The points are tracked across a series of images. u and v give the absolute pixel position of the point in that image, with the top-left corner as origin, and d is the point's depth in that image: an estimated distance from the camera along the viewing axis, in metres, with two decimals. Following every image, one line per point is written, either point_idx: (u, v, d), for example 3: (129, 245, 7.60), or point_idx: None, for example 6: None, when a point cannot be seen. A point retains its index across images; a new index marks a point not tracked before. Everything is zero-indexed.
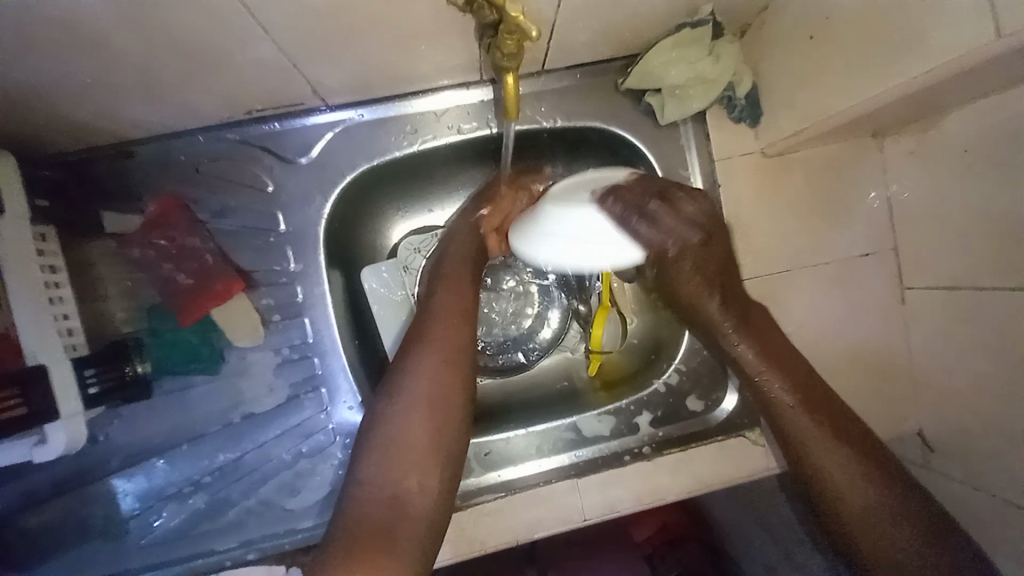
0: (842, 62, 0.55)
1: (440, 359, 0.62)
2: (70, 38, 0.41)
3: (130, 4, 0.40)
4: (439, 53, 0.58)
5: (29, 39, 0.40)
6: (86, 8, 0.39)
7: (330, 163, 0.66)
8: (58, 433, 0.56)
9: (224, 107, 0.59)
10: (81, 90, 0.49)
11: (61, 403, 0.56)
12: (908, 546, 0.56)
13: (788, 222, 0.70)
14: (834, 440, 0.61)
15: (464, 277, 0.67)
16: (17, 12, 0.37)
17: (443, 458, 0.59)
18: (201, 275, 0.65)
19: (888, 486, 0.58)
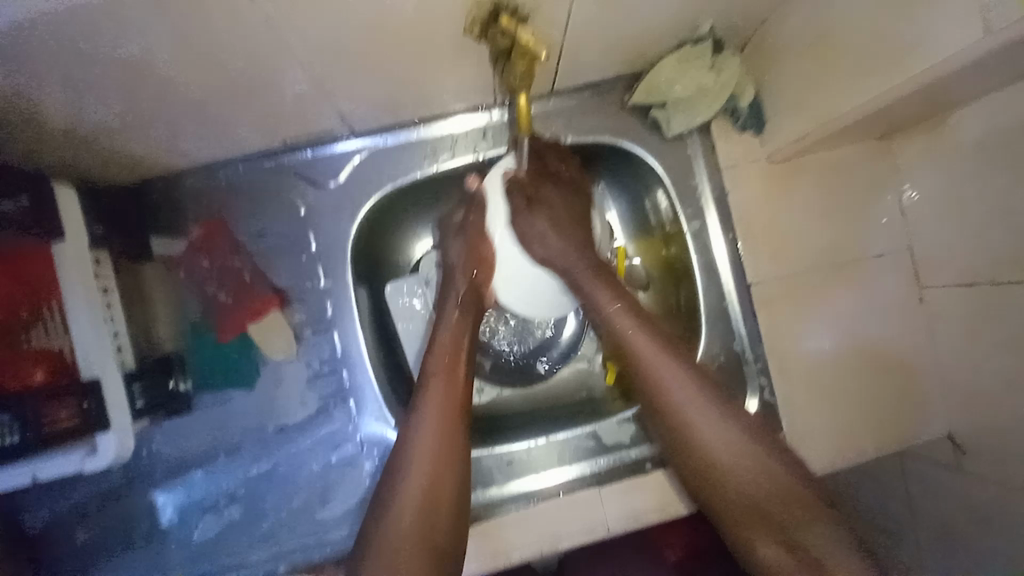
0: (840, 69, 0.58)
1: (431, 452, 0.62)
2: (136, 76, 0.47)
3: (194, 45, 0.45)
4: (457, 79, 0.62)
5: (100, 78, 0.46)
6: (158, 50, 0.45)
7: (357, 185, 0.71)
8: (109, 443, 0.59)
9: (263, 138, 0.65)
10: (140, 124, 0.55)
11: (111, 412, 0.59)
12: (795, 532, 0.57)
13: (802, 226, 0.71)
14: (714, 432, 0.63)
15: (454, 360, 0.67)
16: (97, 54, 0.43)
17: (447, 506, 0.60)
18: (239, 293, 0.70)
19: (775, 476, 0.60)
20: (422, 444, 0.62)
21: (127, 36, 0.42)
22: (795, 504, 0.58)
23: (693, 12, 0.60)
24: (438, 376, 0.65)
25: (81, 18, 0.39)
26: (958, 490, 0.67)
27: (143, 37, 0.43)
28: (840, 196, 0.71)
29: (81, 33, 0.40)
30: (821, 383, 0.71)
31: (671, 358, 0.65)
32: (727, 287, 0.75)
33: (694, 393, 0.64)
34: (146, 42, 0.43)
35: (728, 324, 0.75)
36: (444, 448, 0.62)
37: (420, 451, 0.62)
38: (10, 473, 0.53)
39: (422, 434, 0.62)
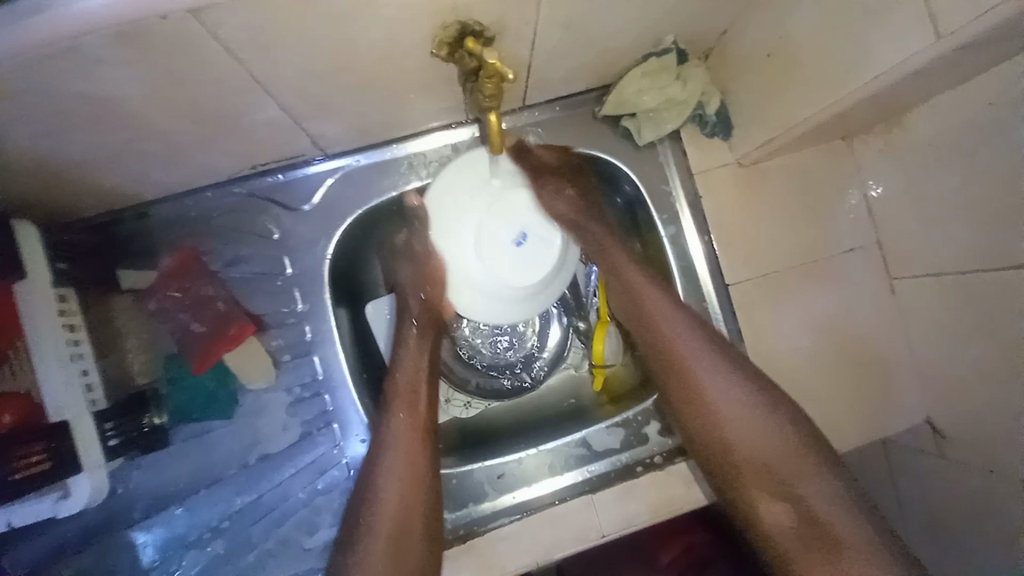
0: (799, 77, 0.60)
1: (399, 478, 0.66)
2: (99, 110, 0.47)
3: (155, 78, 0.45)
4: (428, 99, 0.62)
5: (62, 113, 0.45)
6: (118, 85, 0.44)
7: (332, 207, 0.70)
8: (83, 483, 0.58)
9: (232, 165, 0.63)
10: (105, 159, 0.54)
11: (84, 455, 0.58)
12: (802, 494, 0.66)
13: (774, 226, 0.73)
14: (730, 413, 0.69)
15: (416, 387, 0.70)
16: (58, 88, 0.42)
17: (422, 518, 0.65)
18: (214, 322, 0.67)
19: (784, 450, 0.67)
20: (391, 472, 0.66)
21: (85, 72, 0.42)
22: (799, 472, 0.66)
23: (653, 26, 0.61)
24: (402, 405, 0.68)
25: (37, 58, 0.39)
26: (942, 476, 0.69)
27: (101, 72, 0.42)
28: (809, 197, 0.73)
29: (37, 71, 0.40)
30: (803, 380, 0.72)
31: (691, 343, 0.72)
32: (705, 290, 0.76)
33: (713, 380, 0.70)
34: (105, 76, 0.43)
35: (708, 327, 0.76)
36: (411, 474, 0.66)
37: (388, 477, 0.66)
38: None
39: (388, 461, 0.66)
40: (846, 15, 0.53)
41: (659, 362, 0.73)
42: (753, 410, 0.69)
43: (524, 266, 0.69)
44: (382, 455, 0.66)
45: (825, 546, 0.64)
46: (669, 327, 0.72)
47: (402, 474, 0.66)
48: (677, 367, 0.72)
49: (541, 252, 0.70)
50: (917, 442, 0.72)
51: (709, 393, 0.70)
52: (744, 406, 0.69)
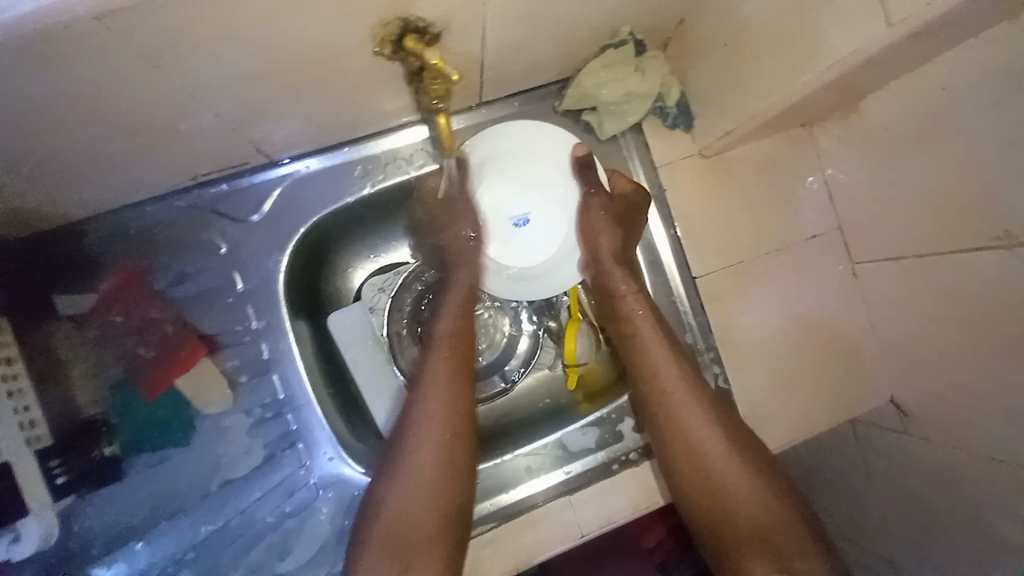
0: (756, 66, 0.59)
1: (435, 434, 0.63)
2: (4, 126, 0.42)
3: (66, 92, 0.41)
4: (378, 98, 0.59)
5: None
6: (22, 100, 0.40)
7: (282, 216, 0.67)
8: (31, 527, 0.57)
9: (169, 177, 0.59)
10: (21, 178, 0.50)
11: (28, 496, 0.56)
12: (794, 555, 0.62)
13: (739, 216, 0.72)
14: (728, 461, 0.66)
15: (460, 352, 0.68)
16: None
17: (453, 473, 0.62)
18: (165, 346, 0.65)
19: (776, 503, 0.65)
20: (432, 433, 0.63)
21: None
22: (790, 532, 0.64)
23: (607, 18, 0.59)
24: (447, 365, 0.66)
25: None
26: (908, 451, 0.71)
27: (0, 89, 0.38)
28: (772, 185, 0.72)
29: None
30: (773, 367, 0.73)
31: (690, 384, 0.69)
32: (672, 283, 0.76)
33: (712, 425, 0.67)
34: (8, 92, 0.39)
35: (678, 319, 0.76)
36: (452, 438, 0.64)
37: (428, 443, 0.63)
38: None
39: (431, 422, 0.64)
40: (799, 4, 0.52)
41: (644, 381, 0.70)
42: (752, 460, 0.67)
43: (512, 246, 0.70)
44: (424, 414, 0.64)
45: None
46: (669, 369, 0.69)
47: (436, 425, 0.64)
48: (673, 407, 0.68)
49: (533, 243, 0.70)
50: (883, 420, 0.74)
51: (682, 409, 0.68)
52: (744, 452, 0.66)
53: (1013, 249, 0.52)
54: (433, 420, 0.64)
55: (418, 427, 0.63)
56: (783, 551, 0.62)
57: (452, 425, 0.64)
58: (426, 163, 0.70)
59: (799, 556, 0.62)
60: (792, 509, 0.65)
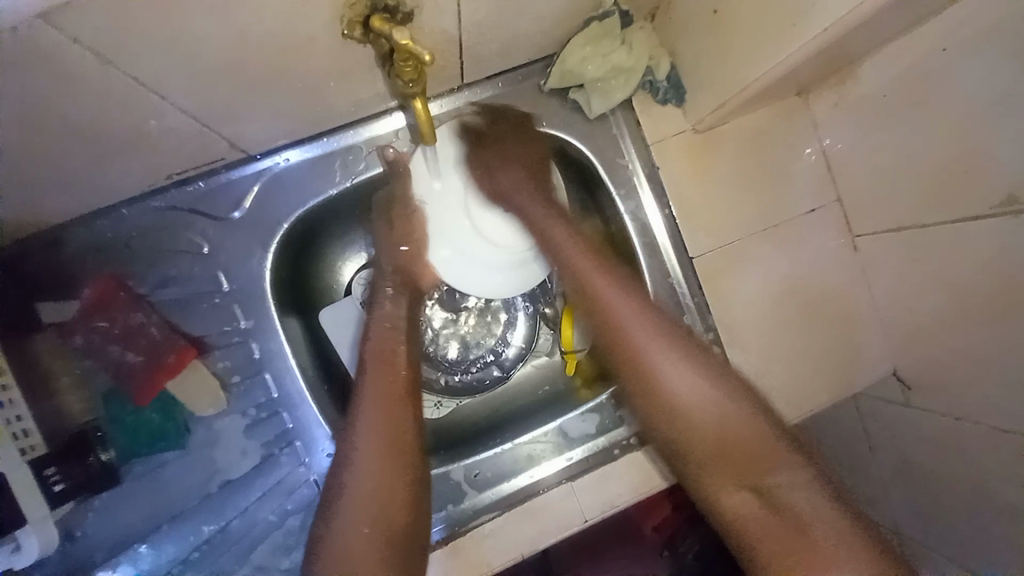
0: (746, 33, 0.56)
1: (375, 457, 0.60)
2: None
3: (13, 94, 0.39)
4: (352, 86, 0.57)
5: None
6: None
7: (264, 213, 0.65)
8: (31, 539, 0.56)
9: (141, 179, 0.58)
10: None
11: (27, 508, 0.56)
12: (766, 477, 0.61)
13: (732, 192, 0.70)
14: (690, 395, 0.64)
15: (399, 383, 0.64)
16: None
17: (403, 498, 0.60)
18: (151, 351, 0.63)
19: (747, 427, 0.63)
20: (372, 463, 0.60)
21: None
22: (764, 457, 0.62)
23: None
24: (383, 392, 0.63)
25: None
26: (911, 424, 0.70)
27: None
28: (766, 159, 0.70)
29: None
30: (773, 344, 0.71)
31: (648, 328, 0.67)
32: (668, 264, 0.74)
33: (676, 365, 0.65)
34: None
35: (676, 301, 0.75)
36: (397, 465, 0.61)
37: (366, 474, 0.60)
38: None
39: (370, 457, 0.60)
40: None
41: (605, 329, 0.68)
42: (714, 389, 0.64)
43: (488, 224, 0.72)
44: (362, 443, 0.61)
45: (800, 548, 0.58)
46: (628, 314, 0.67)
47: (378, 447, 0.61)
48: (636, 352, 0.66)
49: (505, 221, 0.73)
50: (887, 392, 0.73)
51: (647, 350, 0.66)
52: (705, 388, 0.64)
53: (1018, 216, 0.50)
54: (371, 455, 0.60)
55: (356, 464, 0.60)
56: (754, 475, 0.62)
57: (394, 458, 0.61)
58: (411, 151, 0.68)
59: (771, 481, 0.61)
60: (766, 429, 0.63)
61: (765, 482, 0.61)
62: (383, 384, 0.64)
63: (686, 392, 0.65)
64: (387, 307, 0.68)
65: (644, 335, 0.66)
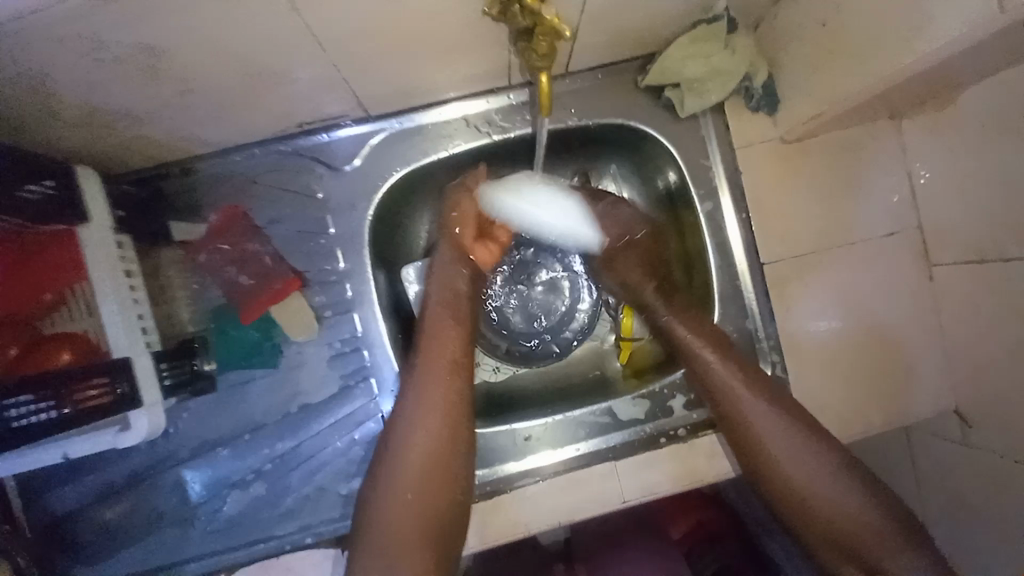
0: (853, 47, 0.58)
1: (424, 432, 0.65)
2: (151, 67, 0.48)
3: (206, 31, 0.45)
4: (472, 61, 0.63)
5: (116, 69, 0.47)
6: (167, 39, 0.45)
7: (372, 169, 0.72)
8: (140, 420, 0.61)
9: (278, 122, 0.65)
10: (148, 113, 0.56)
11: (144, 391, 0.61)
12: (866, 549, 0.62)
13: (810, 205, 0.72)
14: (787, 460, 0.66)
15: (450, 366, 0.68)
16: (106, 45, 0.44)
17: (444, 471, 0.64)
18: (262, 276, 0.70)
19: (851, 499, 0.64)
20: (415, 438, 0.65)
21: (144, 20, 0.42)
22: (870, 533, 0.62)
23: None
24: (435, 373, 0.67)
25: (97, 4, 0.39)
26: (966, 464, 0.69)
27: (155, 26, 0.43)
28: (848, 176, 0.72)
29: (99, 17, 0.40)
30: (830, 359, 0.73)
31: (753, 392, 0.68)
32: (740, 267, 0.76)
33: (782, 432, 0.67)
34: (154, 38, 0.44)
35: (740, 303, 0.76)
36: (440, 441, 0.65)
37: (413, 445, 0.65)
38: (45, 454, 0.56)
39: (421, 434, 0.65)
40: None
41: (705, 390, 0.71)
42: (814, 455, 0.65)
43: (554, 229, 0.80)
44: (411, 420, 0.66)
45: None
46: (730, 378, 0.69)
47: (426, 424, 0.65)
48: (739, 416, 0.68)
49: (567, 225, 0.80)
50: (944, 425, 0.72)
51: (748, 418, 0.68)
52: (811, 457, 0.65)
53: None
54: (425, 432, 0.65)
55: (406, 434, 0.65)
56: (861, 550, 0.63)
57: (440, 434, 0.65)
58: (521, 125, 0.74)
59: (876, 553, 0.62)
60: (874, 505, 0.63)
61: (873, 557, 0.62)
62: (440, 368, 0.68)
63: (789, 463, 0.66)
64: (442, 291, 0.72)
65: (747, 400, 0.68)
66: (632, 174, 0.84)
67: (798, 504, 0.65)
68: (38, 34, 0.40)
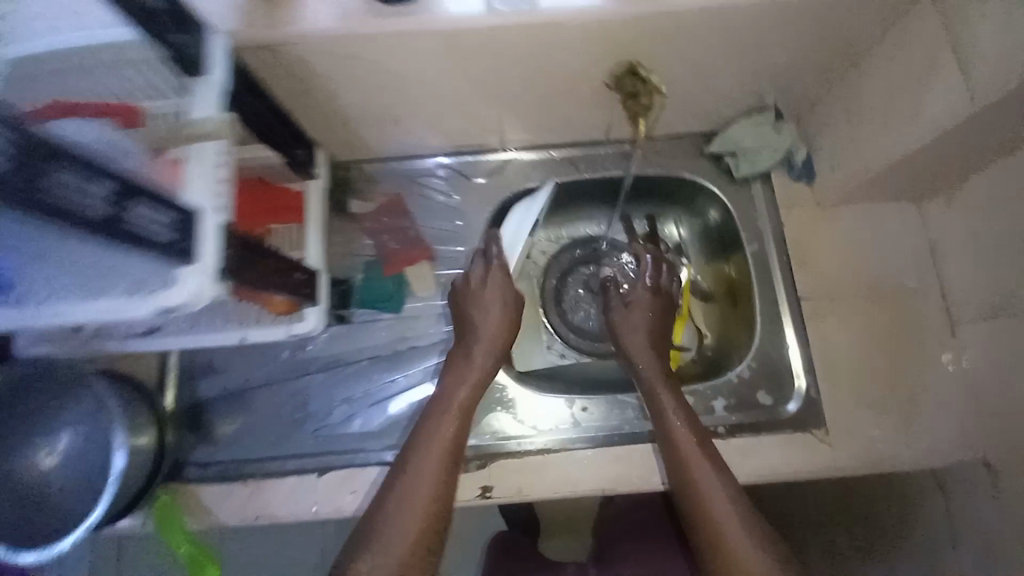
0: (869, 133, 0.78)
1: (432, 459, 0.72)
2: (391, 86, 0.77)
3: (434, 70, 0.74)
4: (586, 116, 0.89)
5: (373, 84, 0.75)
6: (408, 69, 0.73)
7: (497, 184, 0.97)
8: (312, 313, 0.82)
9: (443, 141, 0.93)
10: (369, 118, 0.84)
11: (319, 293, 0.84)
12: None
13: (842, 258, 0.89)
14: (719, 506, 0.70)
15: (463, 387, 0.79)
16: (377, 68, 0.72)
17: (441, 491, 0.70)
18: (406, 245, 0.95)
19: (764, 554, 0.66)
20: (418, 462, 0.72)
21: (404, 55, 0.70)
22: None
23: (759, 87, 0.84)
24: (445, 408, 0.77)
25: (388, 42, 0.67)
26: (997, 509, 0.73)
27: (406, 59, 0.71)
28: (873, 240, 0.88)
29: (383, 50, 0.68)
30: (858, 390, 0.83)
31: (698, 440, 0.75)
32: (780, 300, 0.90)
33: (720, 478, 0.72)
34: (401, 66, 0.72)
35: (778, 332, 0.89)
36: (440, 470, 0.71)
37: (416, 466, 0.72)
38: (232, 333, 0.76)
39: (424, 457, 0.72)
40: (902, 84, 0.71)
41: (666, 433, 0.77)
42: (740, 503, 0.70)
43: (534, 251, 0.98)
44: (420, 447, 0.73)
45: None
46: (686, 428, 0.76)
47: (433, 452, 0.73)
48: (688, 460, 0.73)
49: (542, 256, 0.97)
50: (972, 473, 0.77)
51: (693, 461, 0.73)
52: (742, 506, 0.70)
53: None
54: (427, 460, 0.72)
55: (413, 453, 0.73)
56: None
57: (443, 463, 0.72)
58: (612, 170, 0.97)
59: None
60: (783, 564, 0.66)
61: None
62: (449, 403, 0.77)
63: (722, 506, 0.69)
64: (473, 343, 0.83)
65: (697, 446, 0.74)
66: (696, 220, 1.04)
67: (726, 547, 0.67)
68: (349, 56, 0.69)
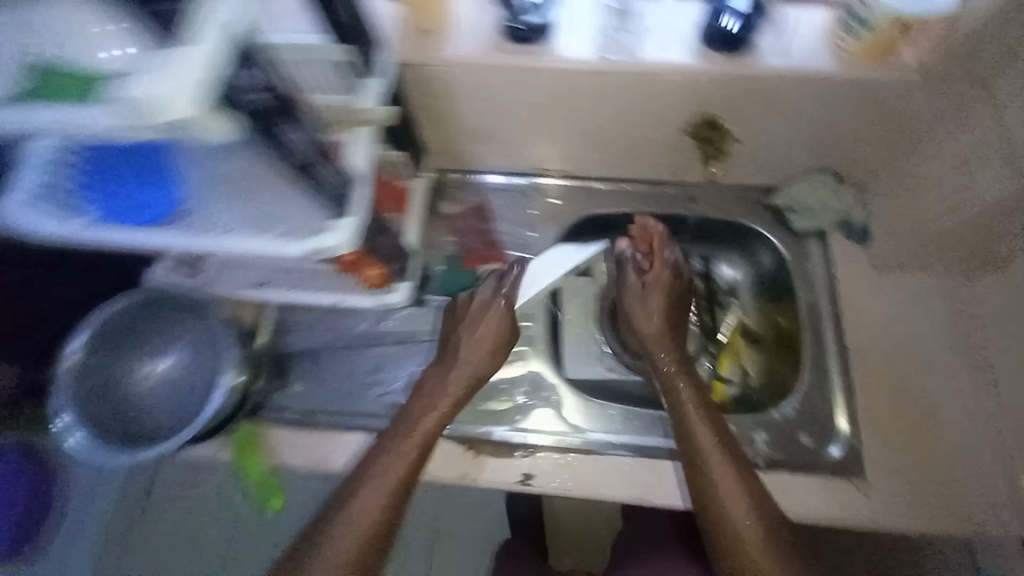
0: (925, 203, 0.85)
1: (393, 467, 0.76)
2: (503, 109, 0.91)
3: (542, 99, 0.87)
4: (662, 157, 1.01)
5: (489, 105, 0.90)
6: (521, 97, 0.87)
7: (573, 206, 1.09)
8: (403, 287, 0.91)
9: (532, 163, 1.06)
10: (476, 134, 0.98)
11: (409, 272, 0.93)
12: None
13: (891, 317, 0.94)
14: (741, 526, 0.72)
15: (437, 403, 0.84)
16: (496, 93, 0.86)
17: (396, 494, 0.75)
18: (485, 247, 1.07)
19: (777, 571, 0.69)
20: (383, 468, 0.76)
21: (522, 84, 0.84)
22: None
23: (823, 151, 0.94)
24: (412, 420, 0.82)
25: (513, 71, 0.81)
26: None
27: (523, 88, 0.85)
28: None
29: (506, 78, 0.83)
30: (899, 445, 0.85)
31: (727, 455, 0.76)
32: (828, 349, 0.95)
33: (742, 497, 0.74)
34: (517, 93, 0.86)
35: (823, 378, 0.93)
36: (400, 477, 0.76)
37: (379, 471, 0.76)
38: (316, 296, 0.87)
39: (388, 464, 0.77)
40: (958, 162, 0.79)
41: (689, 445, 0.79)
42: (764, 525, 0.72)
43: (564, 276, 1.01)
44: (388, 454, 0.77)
45: None
46: (711, 443, 0.78)
47: (397, 460, 0.77)
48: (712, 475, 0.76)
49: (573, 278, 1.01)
50: None
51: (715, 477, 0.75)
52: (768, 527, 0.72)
53: None
54: (390, 467, 0.76)
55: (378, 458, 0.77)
56: None
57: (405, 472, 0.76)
58: (678, 209, 1.07)
59: None
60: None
61: None
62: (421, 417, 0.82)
63: (748, 523, 0.72)
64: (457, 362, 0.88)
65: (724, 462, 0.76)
66: (751, 265, 1.11)
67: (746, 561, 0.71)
68: (477, 79, 0.83)
